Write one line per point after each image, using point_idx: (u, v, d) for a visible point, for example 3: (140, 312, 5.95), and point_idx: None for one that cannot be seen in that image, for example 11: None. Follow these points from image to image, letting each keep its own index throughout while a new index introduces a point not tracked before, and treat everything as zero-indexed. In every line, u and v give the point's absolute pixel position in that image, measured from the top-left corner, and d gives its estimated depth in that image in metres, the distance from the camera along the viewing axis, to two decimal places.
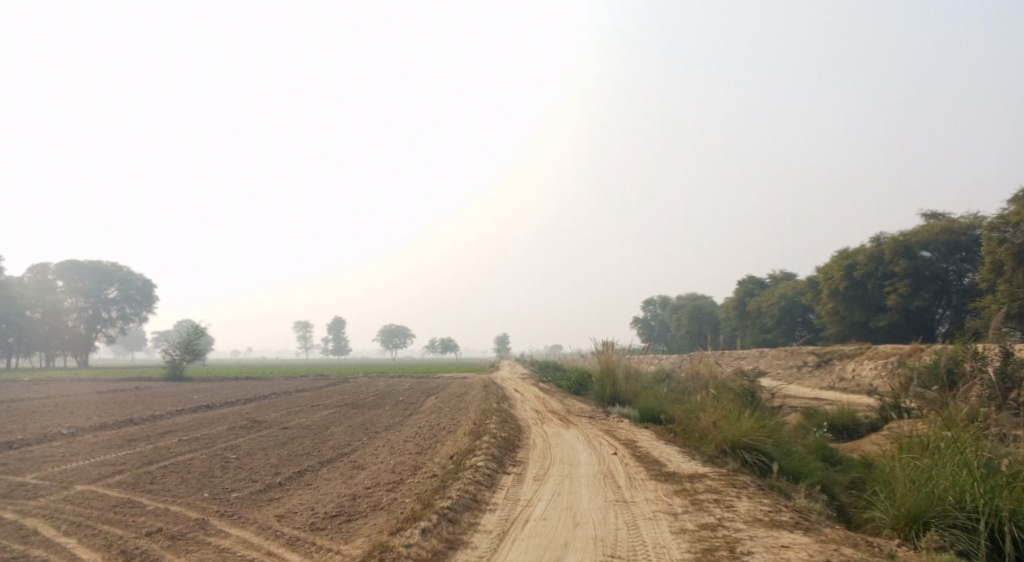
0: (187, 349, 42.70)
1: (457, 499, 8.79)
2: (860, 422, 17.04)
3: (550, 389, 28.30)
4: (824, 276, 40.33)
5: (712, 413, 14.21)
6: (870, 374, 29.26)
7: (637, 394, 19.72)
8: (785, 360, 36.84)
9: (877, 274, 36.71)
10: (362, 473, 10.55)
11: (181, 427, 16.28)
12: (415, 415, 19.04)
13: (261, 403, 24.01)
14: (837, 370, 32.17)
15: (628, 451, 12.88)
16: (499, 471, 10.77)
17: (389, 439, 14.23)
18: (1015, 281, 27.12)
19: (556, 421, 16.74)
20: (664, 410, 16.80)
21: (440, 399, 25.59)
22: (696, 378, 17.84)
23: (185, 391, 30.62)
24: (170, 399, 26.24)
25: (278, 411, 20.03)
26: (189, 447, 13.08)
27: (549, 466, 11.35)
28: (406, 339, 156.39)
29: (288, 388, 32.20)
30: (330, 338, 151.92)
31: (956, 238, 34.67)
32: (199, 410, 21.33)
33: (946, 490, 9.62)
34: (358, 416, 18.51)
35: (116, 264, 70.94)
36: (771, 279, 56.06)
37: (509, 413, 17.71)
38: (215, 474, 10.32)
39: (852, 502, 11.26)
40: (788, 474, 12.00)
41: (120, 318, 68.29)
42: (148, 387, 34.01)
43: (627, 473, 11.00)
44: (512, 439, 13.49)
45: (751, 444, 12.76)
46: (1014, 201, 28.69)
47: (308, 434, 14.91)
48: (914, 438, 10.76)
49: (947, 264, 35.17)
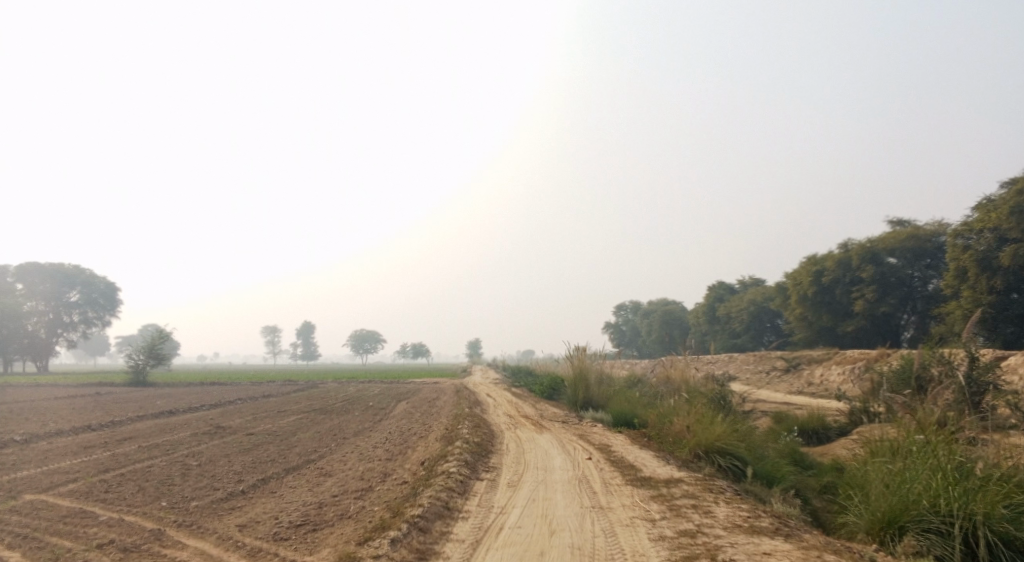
0: (151, 354, 41.60)
1: (428, 507, 8.48)
2: (830, 426, 17.04)
3: (522, 395, 28.02)
4: (793, 282, 40.67)
5: (686, 417, 14.08)
6: (838, 379, 29.48)
7: (609, 399, 19.56)
8: (755, 366, 37.01)
9: (844, 280, 37.07)
10: (330, 480, 10.20)
11: (142, 433, 15.73)
12: (385, 421, 18.66)
13: (226, 408, 23.42)
14: (806, 375, 32.37)
15: (602, 456, 12.69)
16: (472, 477, 10.49)
17: (358, 445, 13.85)
18: (979, 287, 27.53)
19: (529, 426, 16.50)
20: (637, 414, 16.65)
21: (411, 404, 25.22)
22: (668, 382, 17.70)
23: (148, 396, 29.80)
24: (131, 405, 25.51)
25: (243, 417, 19.49)
26: (149, 454, 12.59)
27: (523, 472, 11.07)
28: (376, 344, 155.26)
29: (255, 393, 31.52)
30: (299, 343, 150.08)
31: (921, 245, 35.23)
32: (162, 415, 20.73)
33: (921, 494, 9.55)
34: (326, 421, 18.07)
35: (79, 266, 69.32)
36: (741, 285, 56.52)
37: (481, 418, 17.42)
38: (176, 482, 9.89)
39: (826, 507, 11.18)
40: (763, 479, 11.88)
41: (82, 322, 66.90)
42: (109, 392, 33.06)
43: (602, 479, 10.78)
44: (484, 444, 13.21)
45: (725, 448, 12.62)
46: (977, 209, 29.17)
47: (273, 440, 14.47)
48: (885, 443, 10.71)
49: (912, 271, 35.65)
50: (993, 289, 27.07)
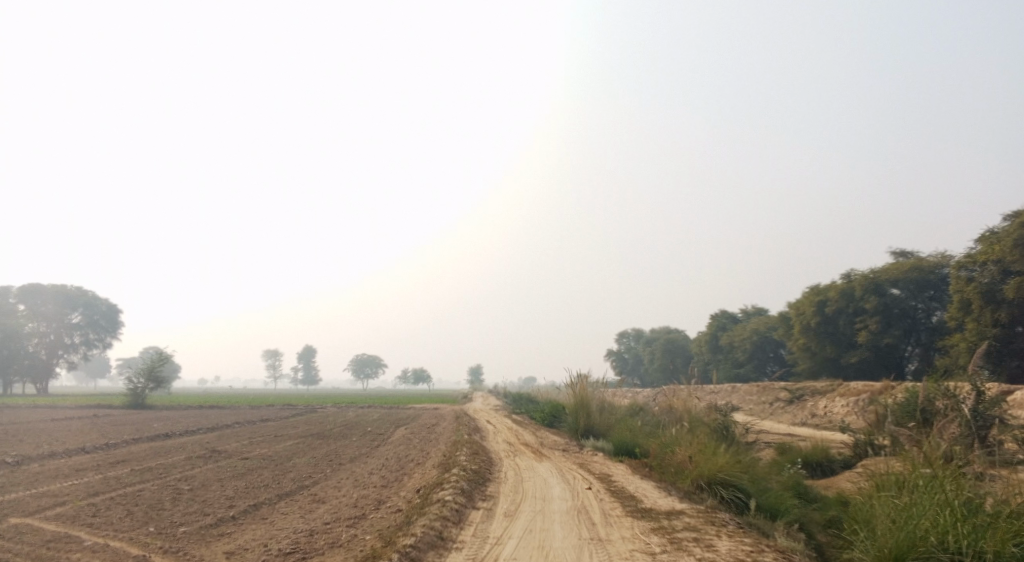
0: (150, 377, 41.39)
1: (421, 536, 8.26)
2: (834, 458, 16.75)
3: (523, 422, 27.72)
4: (796, 312, 40.46)
5: (688, 447, 13.85)
6: (842, 411, 29.16)
7: (610, 427, 19.30)
8: (758, 396, 36.66)
9: (848, 311, 36.83)
10: (323, 507, 9.98)
11: (136, 456, 15.51)
12: (383, 447, 18.42)
13: (223, 432, 23.17)
14: (810, 406, 32.03)
15: (602, 486, 12.45)
16: (468, 505, 10.27)
17: (354, 471, 13.64)
18: (983, 319, 27.30)
19: (529, 453, 16.25)
20: (638, 443, 16.39)
21: (409, 430, 24.97)
22: (670, 411, 17.46)
23: (145, 419, 29.51)
24: (128, 428, 25.26)
25: (239, 441, 19.24)
26: (141, 477, 12.38)
27: (521, 501, 10.84)
28: (377, 369, 154.69)
29: (252, 417, 31.22)
30: (300, 368, 149.55)
31: (925, 276, 35.02)
32: (157, 438, 20.50)
33: (928, 529, 9.30)
34: (323, 446, 17.86)
35: (81, 288, 69.31)
36: (744, 314, 56.30)
37: (480, 445, 17.17)
38: (165, 507, 9.68)
39: (830, 541, 10.93)
40: (766, 511, 11.63)
41: (83, 344, 66.77)
42: (106, 414, 32.77)
43: (601, 509, 10.55)
44: (482, 472, 12.98)
45: (727, 479, 12.37)
46: (982, 241, 29.01)
47: (268, 465, 14.25)
48: (891, 476, 10.48)
49: (915, 302, 35.46)
50: (998, 322, 26.85)
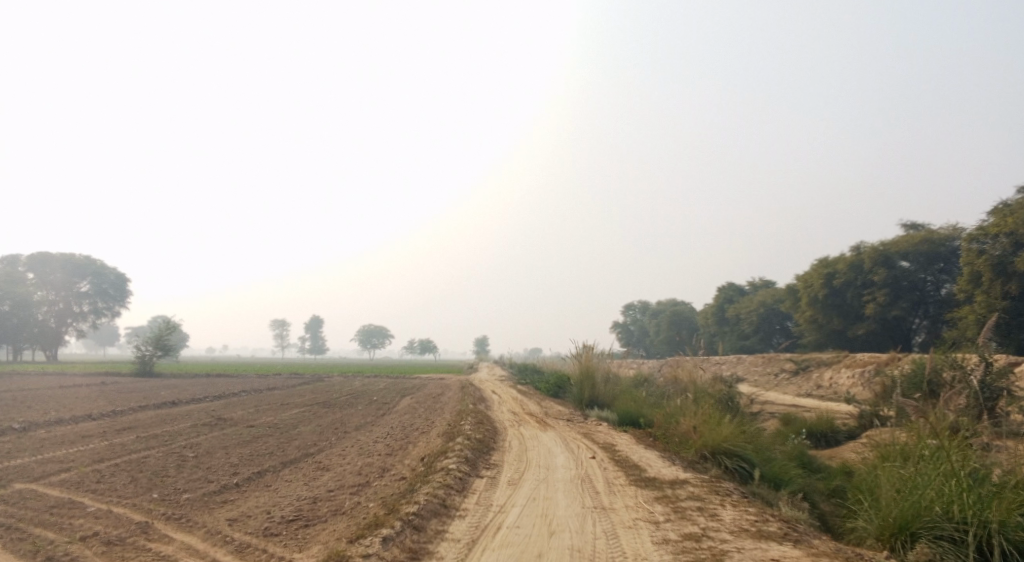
0: (159, 345, 41.62)
1: (424, 504, 8.25)
2: (839, 429, 16.71)
3: (528, 392, 27.77)
4: (803, 284, 40.24)
5: (693, 417, 13.81)
6: (848, 383, 29.13)
7: (615, 398, 19.29)
8: (763, 367, 36.63)
9: (856, 283, 36.60)
10: (327, 475, 9.98)
11: (142, 423, 15.59)
12: (389, 415, 18.48)
13: (229, 400, 23.28)
14: (815, 378, 31.98)
15: (606, 455, 12.44)
16: (472, 474, 10.25)
17: (359, 439, 13.66)
18: (993, 292, 27.06)
19: (534, 423, 16.26)
20: (643, 413, 16.37)
21: (415, 399, 25.03)
22: (676, 382, 17.41)
23: (152, 387, 29.68)
24: (136, 395, 25.42)
25: (245, 409, 19.31)
26: (147, 444, 12.42)
27: (525, 470, 10.83)
28: (384, 339, 155.31)
29: (259, 386, 31.35)
30: (307, 337, 150.27)
31: (935, 248, 34.77)
32: (164, 406, 20.59)
33: (934, 500, 9.24)
34: (329, 415, 17.90)
35: (89, 257, 69.40)
36: (751, 286, 56.12)
37: (485, 414, 17.19)
38: (169, 474, 9.70)
39: (833, 511, 10.92)
40: (770, 482, 11.61)
41: (92, 312, 67.05)
42: (115, 382, 33.00)
43: (605, 478, 10.52)
44: (487, 441, 12.98)
45: (731, 449, 12.35)
46: (993, 213, 28.65)
47: (273, 433, 14.30)
48: (896, 447, 10.43)
49: (924, 275, 35.20)
50: (1008, 294, 26.62)
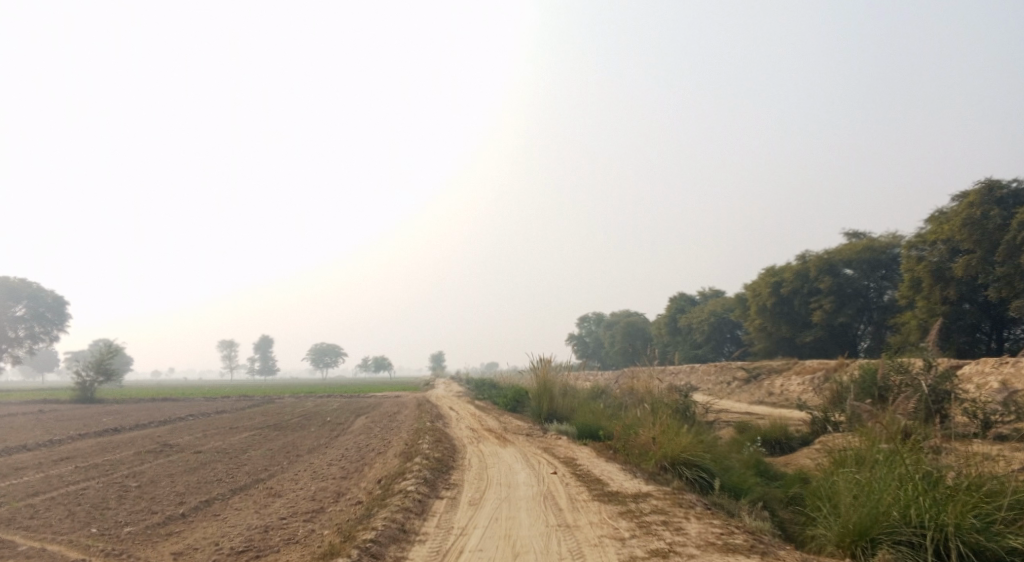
0: (99, 370, 39.98)
1: (382, 530, 7.94)
2: (792, 436, 16.83)
3: (485, 407, 27.51)
4: (752, 292, 40.92)
5: (651, 428, 13.75)
6: (798, 389, 29.61)
7: (573, 411, 19.15)
8: (716, 376, 37.01)
9: (803, 291, 37.37)
10: (279, 501, 9.57)
11: (81, 453, 14.83)
12: (342, 436, 17.99)
13: (175, 425, 22.42)
14: (766, 385, 32.43)
15: (567, 470, 12.27)
16: (431, 495, 9.96)
17: (313, 462, 13.22)
18: (933, 297, 27.84)
19: (492, 439, 16.01)
20: (602, 426, 16.26)
21: (370, 419, 24.53)
22: (632, 393, 17.36)
23: (93, 414, 28.47)
24: (76, 423, 24.35)
25: (192, 434, 18.58)
26: (86, 475, 11.78)
27: (485, 489, 10.58)
28: (336, 357, 152.95)
29: (207, 409, 30.33)
30: (258, 358, 146.94)
31: (877, 256, 35.81)
32: (106, 433, 19.70)
33: (891, 505, 9.29)
34: (280, 438, 17.33)
35: (25, 280, 66.58)
36: (701, 296, 56.90)
37: (442, 432, 16.87)
38: (110, 506, 9.18)
39: (792, 518, 10.93)
40: (730, 491, 11.58)
41: (28, 337, 64.26)
42: (54, 410, 31.57)
43: (568, 494, 10.34)
44: (445, 460, 12.67)
45: (691, 460, 12.29)
46: (930, 221, 29.56)
47: (222, 459, 13.74)
48: (850, 452, 10.50)
49: (868, 282, 36.15)
50: (947, 299, 27.44)
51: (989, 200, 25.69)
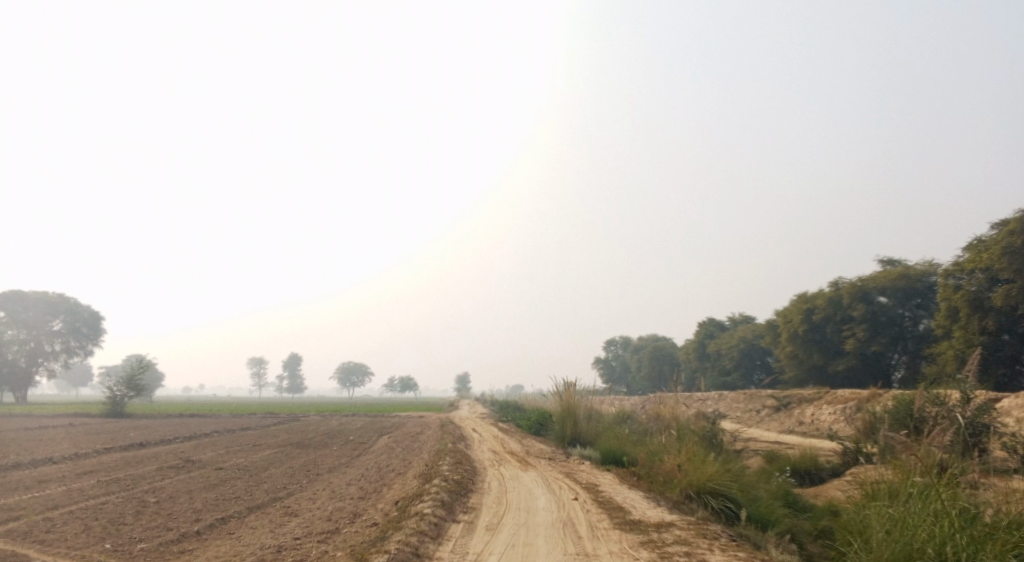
0: (130, 385, 40.43)
1: (395, 553, 7.79)
2: (823, 467, 16.36)
3: (509, 430, 27.27)
4: (783, 319, 40.27)
5: (677, 456, 13.46)
6: (829, 419, 28.93)
7: (598, 435, 18.86)
8: (745, 403, 36.35)
9: (835, 319, 36.68)
10: (295, 521, 9.48)
11: (104, 467, 14.91)
12: (364, 456, 17.89)
13: (201, 441, 22.52)
14: (797, 414, 31.74)
15: (589, 496, 12.01)
16: (448, 518, 9.79)
17: (332, 482, 13.13)
18: (970, 327, 27.10)
19: (514, 463, 15.80)
20: (626, 452, 15.97)
21: (393, 439, 24.41)
22: (658, 419, 17.05)
23: (121, 428, 28.79)
24: (104, 436, 24.60)
25: (216, 450, 18.64)
26: (107, 489, 11.81)
27: (504, 513, 10.38)
28: (364, 377, 153.53)
29: (234, 425, 30.48)
30: (286, 376, 148.00)
31: (912, 284, 35.06)
32: (131, 448, 19.85)
33: (926, 541, 8.90)
34: (302, 456, 17.31)
35: (63, 294, 67.92)
36: (731, 322, 56.17)
37: (464, 454, 16.70)
38: (127, 521, 9.16)
39: (822, 553, 10.55)
40: (756, 522, 11.24)
41: (64, 351, 65.45)
42: (84, 423, 32.01)
43: (588, 522, 10.11)
44: (465, 482, 12.49)
45: (717, 489, 11.96)
46: (968, 249, 28.85)
47: (243, 476, 13.71)
48: (882, 485, 10.12)
49: (902, 311, 35.38)
50: (985, 330, 26.67)
51: None
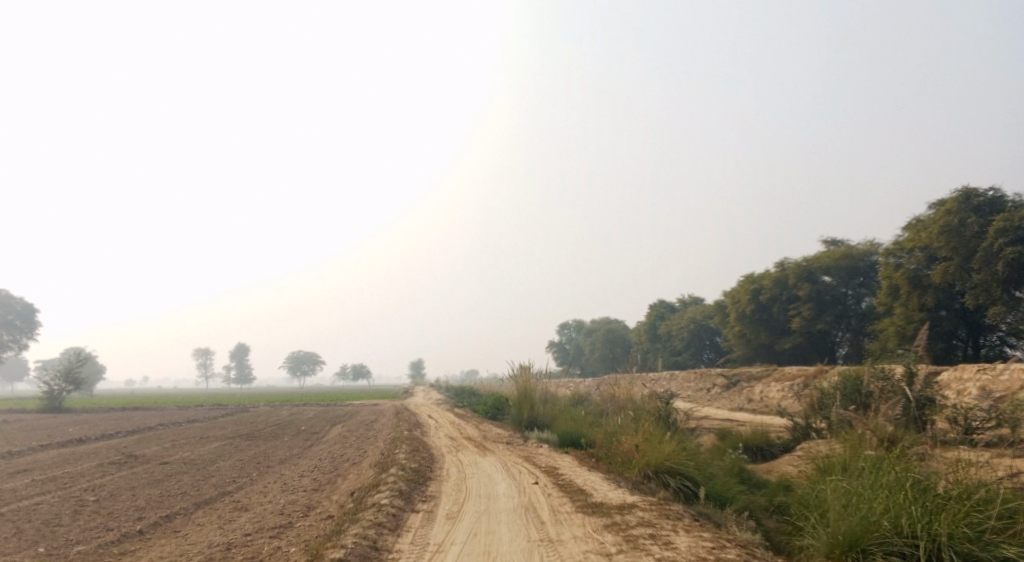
0: (68, 379, 38.81)
1: (352, 548, 7.46)
2: (774, 443, 16.49)
3: (464, 416, 27.08)
4: (731, 299, 40.80)
5: (634, 436, 13.38)
6: (778, 396, 29.45)
7: (554, 418, 18.74)
8: (696, 383, 36.79)
9: (782, 298, 37.34)
10: (245, 516, 9.07)
11: (40, 464, 14.18)
12: (316, 446, 17.39)
13: (144, 435, 21.68)
14: (746, 391, 32.26)
15: (549, 480, 11.85)
16: (406, 508, 9.50)
17: (284, 474, 12.69)
18: (911, 304, 27.78)
19: (471, 448, 15.54)
20: (583, 433, 15.87)
21: (345, 428, 23.91)
22: (613, 399, 17.02)
23: (59, 423, 27.63)
24: (40, 433, 23.57)
25: (161, 444, 17.94)
26: (42, 488, 11.18)
27: (463, 501, 10.14)
28: (314, 366, 151.49)
29: (179, 418, 29.56)
30: (233, 366, 145.06)
31: (855, 263, 35.84)
32: (69, 444, 18.96)
33: (881, 514, 8.93)
34: (252, 448, 16.76)
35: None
36: (681, 304, 56.86)
37: (420, 441, 16.40)
38: (63, 522, 8.63)
39: (778, 528, 10.57)
40: (715, 500, 11.25)
41: None
42: (19, 420, 30.64)
43: (549, 506, 9.93)
44: (422, 470, 12.18)
45: (675, 468, 11.92)
46: (908, 228, 29.56)
47: (189, 470, 13.16)
48: (836, 460, 10.17)
49: (845, 289, 36.23)
50: (925, 306, 27.38)
51: (966, 208, 25.71)
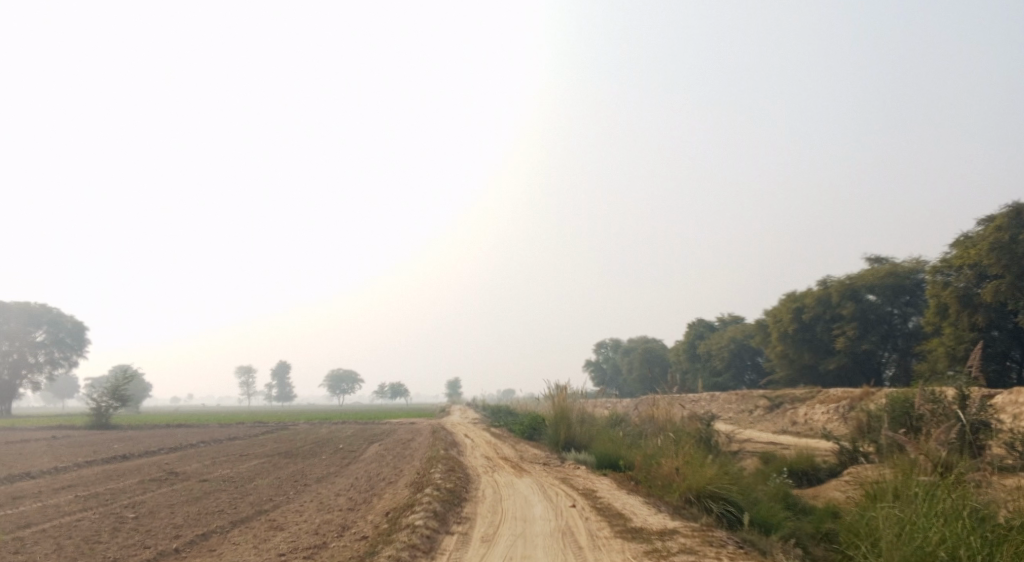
0: (115, 396, 39.58)
1: None
2: (820, 467, 15.98)
3: (500, 435, 26.90)
4: (773, 318, 39.97)
5: (674, 459, 13.05)
6: (822, 418, 28.66)
7: (592, 439, 18.43)
8: (738, 404, 36.02)
9: (825, 317, 36.48)
10: (280, 535, 9.03)
11: (83, 480, 14.38)
12: (353, 465, 17.37)
13: (185, 452, 21.92)
14: (790, 413, 31.47)
15: (587, 503, 11.60)
16: (441, 530, 9.35)
17: (320, 493, 12.66)
18: (961, 324, 26.83)
19: (508, 469, 15.34)
20: (622, 455, 15.57)
21: (382, 447, 23.87)
22: (652, 421, 16.67)
23: (105, 440, 28.14)
24: (85, 449, 24.00)
25: (200, 462, 18.08)
26: (84, 505, 11.30)
27: (500, 523, 9.97)
28: (353, 384, 152.61)
29: (220, 435, 29.89)
30: (274, 384, 146.84)
31: (900, 281, 34.84)
32: (113, 461, 19.26)
33: (937, 544, 8.49)
34: (290, 466, 16.80)
35: (47, 306, 66.88)
36: (721, 323, 55.95)
37: (456, 461, 16.25)
38: (102, 539, 8.69)
39: (826, 557, 10.15)
40: (759, 527, 10.87)
41: (48, 363, 64.41)
42: (66, 436, 31.27)
43: (587, 530, 9.70)
44: (458, 491, 12.03)
45: (717, 492, 11.58)
46: (956, 245, 28.67)
47: (227, 488, 13.20)
48: (886, 485, 9.75)
49: (891, 308, 35.24)
50: (976, 325, 26.43)
51: (1017, 224, 24.84)
